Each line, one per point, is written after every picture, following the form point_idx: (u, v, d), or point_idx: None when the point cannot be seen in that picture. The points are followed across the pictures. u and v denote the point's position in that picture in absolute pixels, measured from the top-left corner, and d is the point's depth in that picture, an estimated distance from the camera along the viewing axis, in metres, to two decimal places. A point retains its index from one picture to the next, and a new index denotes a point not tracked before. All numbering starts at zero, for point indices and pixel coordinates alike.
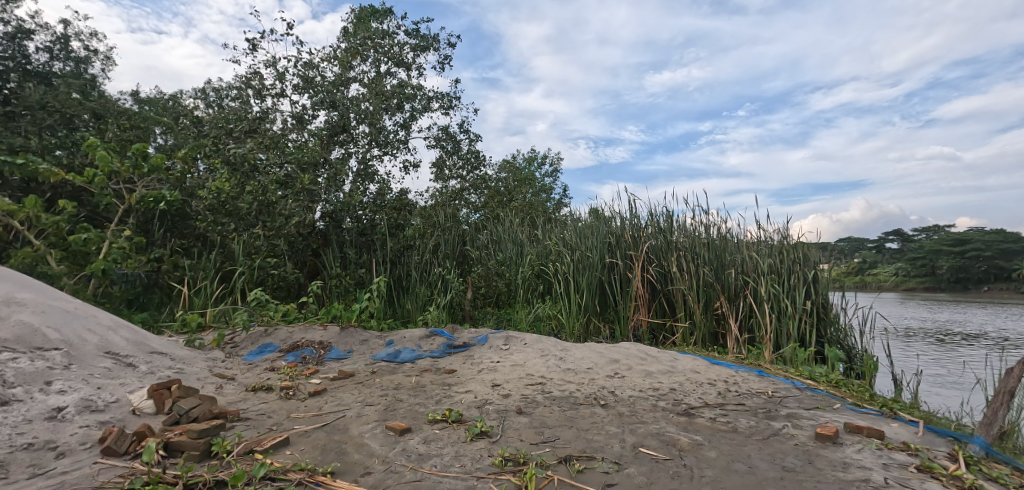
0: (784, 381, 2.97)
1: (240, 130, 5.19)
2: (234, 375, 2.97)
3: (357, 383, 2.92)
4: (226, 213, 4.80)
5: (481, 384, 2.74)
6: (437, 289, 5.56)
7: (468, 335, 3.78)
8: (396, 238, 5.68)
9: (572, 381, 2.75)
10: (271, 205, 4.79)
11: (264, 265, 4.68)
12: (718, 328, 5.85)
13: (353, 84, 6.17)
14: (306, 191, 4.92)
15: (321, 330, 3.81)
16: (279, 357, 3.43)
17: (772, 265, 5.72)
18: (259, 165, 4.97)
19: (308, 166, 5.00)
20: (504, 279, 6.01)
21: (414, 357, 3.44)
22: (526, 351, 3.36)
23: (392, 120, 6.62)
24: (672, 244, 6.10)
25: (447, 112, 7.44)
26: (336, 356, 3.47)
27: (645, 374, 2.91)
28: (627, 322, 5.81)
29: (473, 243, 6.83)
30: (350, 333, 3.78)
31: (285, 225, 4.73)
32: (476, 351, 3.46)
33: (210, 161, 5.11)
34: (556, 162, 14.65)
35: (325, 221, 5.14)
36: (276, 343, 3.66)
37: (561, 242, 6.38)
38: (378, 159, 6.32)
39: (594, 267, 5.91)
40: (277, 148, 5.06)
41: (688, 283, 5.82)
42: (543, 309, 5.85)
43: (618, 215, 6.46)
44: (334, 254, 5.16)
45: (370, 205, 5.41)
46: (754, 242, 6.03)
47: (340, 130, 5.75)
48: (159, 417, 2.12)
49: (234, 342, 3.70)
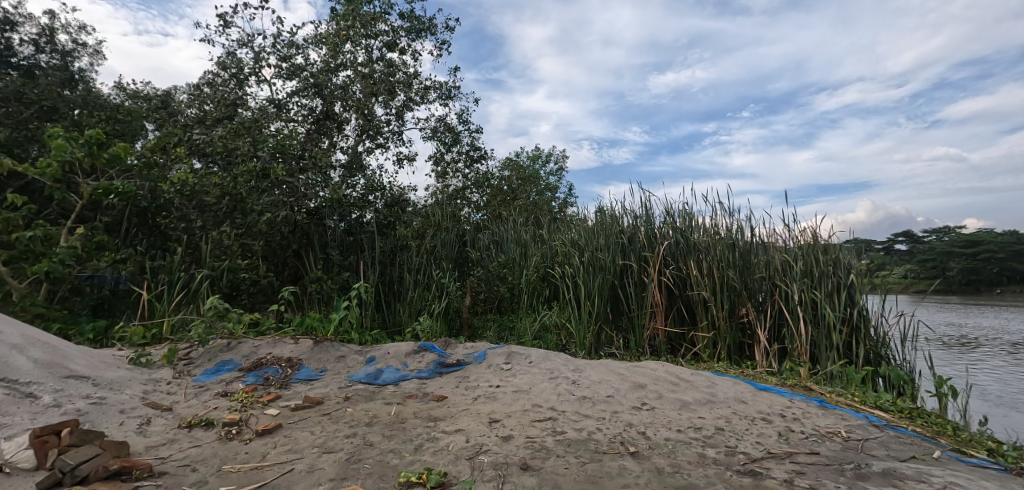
0: (853, 414, 2.39)
1: (212, 117, 4.66)
2: (173, 405, 2.43)
3: (323, 415, 2.37)
4: (193, 210, 4.28)
5: (476, 419, 2.17)
6: (431, 294, 4.96)
7: (464, 350, 3.22)
8: (387, 237, 5.12)
9: (590, 416, 2.18)
10: (243, 199, 4.22)
11: (234, 266, 4.10)
12: (743, 339, 5.27)
13: (341, 69, 5.64)
14: (283, 184, 4.37)
15: (291, 344, 3.26)
16: (238, 378, 2.87)
17: (803, 268, 5.14)
18: (232, 152, 4.41)
19: (286, 155, 4.44)
20: (506, 283, 5.43)
21: (397, 378, 2.88)
22: (533, 372, 2.80)
23: (384, 110, 6.07)
24: (692, 245, 5.53)
25: (446, 103, 6.90)
26: (305, 377, 2.91)
27: (680, 405, 2.34)
28: (643, 332, 5.22)
29: (473, 244, 6.25)
30: (325, 348, 3.22)
31: (257, 222, 4.17)
32: (472, 371, 2.90)
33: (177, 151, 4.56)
34: (560, 160, 14.15)
35: (303, 216, 4.49)
36: (236, 359, 3.12)
37: (569, 243, 5.82)
38: (369, 151, 5.79)
39: (607, 269, 5.30)
40: (254, 134, 4.49)
41: (711, 288, 5.26)
42: (550, 317, 5.23)
43: (631, 213, 5.90)
44: (319, 255, 4.54)
45: (358, 201, 4.86)
46: (783, 243, 5.44)
47: (325, 116, 5.19)
48: (37, 476, 1.58)
49: (189, 359, 3.16)
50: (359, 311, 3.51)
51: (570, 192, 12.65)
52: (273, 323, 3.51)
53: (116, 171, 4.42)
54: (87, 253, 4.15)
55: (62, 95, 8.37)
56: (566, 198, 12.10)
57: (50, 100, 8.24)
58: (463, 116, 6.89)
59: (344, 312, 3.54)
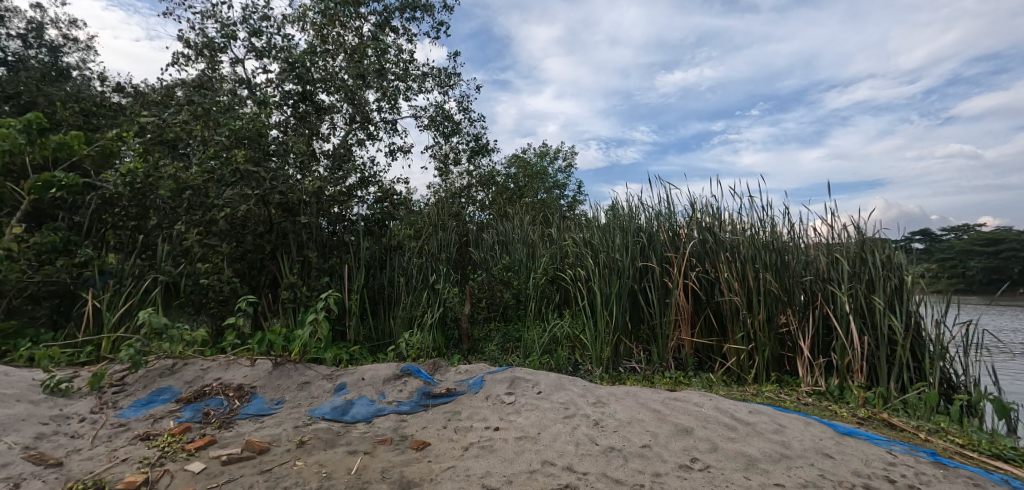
0: (983, 475, 1.79)
1: (177, 101, 4.10)
2: (66, 459, 1.86)
3: (260, 472, 1.77)
4: (147, 206, 3.71)
5: (462, 487, 1.56)
6: (425, 302, 4.33)
7: (457, 375, 2.60)
8: (377, 238, 4.55)
9: (622, 484, 1.57)
10: (205, 193, 3.63)
11: (194, 270, 3.52)
12: (782, 352, 4.62)
13: (326, 50, 5.07)
14: (243, 174, 3.62)
15: (246, 367, 2.67)
16: (172, 413, 2.30)
17: (851, 270, 4.48)
18: (190, 137, 3.79)
19: (252, 141, 3.75)
20: (512, 289, 4.73)
21: (370, 413, 2.27)
22: (542, 408, 2.18)
23: (375, 96, 5.47)
24: (722, 244, 4.88)
25: (446, 90, 6.30)
26: (255, 411, 2.32)
27: (746, 462, 1.72)
28: (667, 343, 4.60)
29: (476, 245, 5.62)
30: (286, 372, 2.61)
31: (216, 218, 3.54)
32: (466, 404, 2.28)
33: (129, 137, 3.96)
34: (571, 157, 13.52)
35: (276, 212, 3.85)
36: (177, 384, 2.55)
37: (582, 243, 5.22)
38: (360, 143, 5.20)
39: (625, 272, 4.68)
40: (216, 117, 3.86)
41: (744, 293, 4.63)
42: (561, 328, 4.42)
43: (652, 209, 5.25)
44: (294, 257, 3.91)
45: (343, 196, 4.26)
46: (826, 240, 4.76)
47: (303, 100, 4.58)
48: None
49: (121, 385, 2.58)
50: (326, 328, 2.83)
51: (580, 189, 11.96)
52: (231, 339, 2.93)
53: (67, 163, 3.88)
54: (36, 256, 3.50)
55: (42, 90, 7.87)
56: (576, 196, 11.44)
57: (30, 95, 7.76)
58: (463, 105, 6.26)
59: (313, 326, 2.92)
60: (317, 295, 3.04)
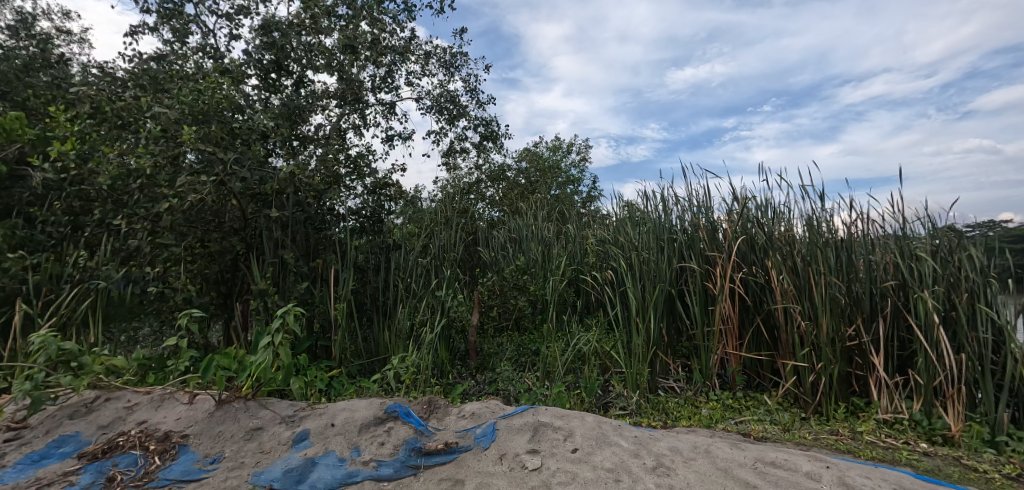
0: None
1: (126, 72, 3.42)
2: None
3: None
4: (87, 198, 3.04)
5: None
6: (426, 310, 3.65)
7: (459, 419, 1.92)
8: (371, 236, 3.90)
9: None
10: (155, 181, 2.95)
11: (143, 276, 2.90)
12: (850, 370, 3.87)
13: (331, 13, 4.29)
14: (201, 156, 2.94)
15: (183, 407, 2.01)
16: (64, 477, 1.66)
17: (936, 272, 3.72)
18: (137, 114, 3.12)
19: (209, 120, 3.08)
20: (528, 294, 3.99)
21: (338, 481, 1.60)
22: (585, 483, 1.51)
23: (371, 75, 4.81)
24: (775, 242, 4.14)
25: (451, 70, 5.63)
26: (179, 473, 1.66)
27: None
28: (712, 359, 3.87)
29: (485, 244, 4.94)
30: (231, 415, 1.95)
31: (166, 212, 2.87)
32: (471, 470, 1.60)
33: (63, 112, 3.27)
34: (584, 151, 12.80)
35: (248, 204, 3.18)
36: (87, 430, 1.94)
37: (607, 243, 4.57)
38: (355, 130, 4.54)
39: (661, 276, 3.98)
40: (171, 90, 3.19)
41: (802, 299, 3.89)
42: (588, 340, 3.65)
43: (690, 202, 4.53)
44: (265, 258, 3.22)
45: (330, 186, 3.60)
46: (904, 235, 3.98)
47: (281, 77, 3.92)
48: None
49: (18, 432, 1.95)
50: (287, 354, 2.11)
51: (595, 185, 11.21)
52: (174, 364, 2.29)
53: None
54: None
55: None
56: (590, 192, 10.68)
57: None
58: (472, 89, 5.57)
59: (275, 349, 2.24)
60: (284, 308, 2.39)
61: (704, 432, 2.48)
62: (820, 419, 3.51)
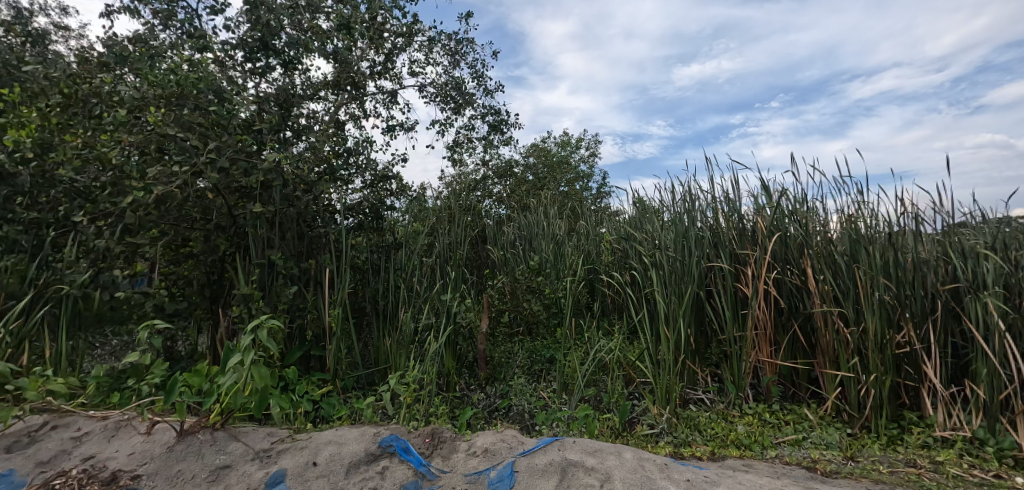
0: None
1: (95, 51, 3.08)
2: None
3: None
4: (48, 191, 2.71)
5: None
6: (429, 315, 3.32)
7: (467, 458, 1.59)
8: (369, 235, 3.55)
9: None
10: (124, 174, 2.62)
11: (112, 280, 2.58)
12: (899, 380, 3.47)
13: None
14: (175, 144, 2.61)
15: (139, 439, 1.70)
16: None
17: (1000, 271, 3.31)
18: (105, 97, 2.78)
19: (183, 104, 2.74)
20: (542, 297, 3.63)
21: None
22: None
23: (370, 61, 4.46)
24: (813, 238, 3.75)
25: (456, 56, 5.27)
26: None
27: None
28: (745, 368, 3.49)
29: (494, 242, 4.59)
30: (192, 450, 1.62)
31: (134, 207, 2.54)
32: None
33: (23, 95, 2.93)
34: (593, 146, 12.40)
35: (231, 198, 2.85)
36: (22, 468, 1.61)
37: (627, 240, 4.20)
38: (353, 119, 4.20)
39: (689, 277, 3.60)
40: (143, 70, 2.85)
41: (847, 302, 3.50)
42: (609, 348, 3.29)
43: (717, 195, 4.14)
44: (250, 259, 2.89)
45: (322, 179, 3.25)
46: (961, 231, 3.57)
47: (270, 59, 3.57)
48: None
49: None
50: (259, 374, 1.76)
51: (604, 181, 10.82)
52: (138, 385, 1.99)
53: None
54: None
55: None
56: (601, 188, 10.31)
57: None
58: (478, 76, 5.21)
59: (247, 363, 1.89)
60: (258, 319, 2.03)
61: (765, 473, 2.13)
62: (869, 438, 3.12)
